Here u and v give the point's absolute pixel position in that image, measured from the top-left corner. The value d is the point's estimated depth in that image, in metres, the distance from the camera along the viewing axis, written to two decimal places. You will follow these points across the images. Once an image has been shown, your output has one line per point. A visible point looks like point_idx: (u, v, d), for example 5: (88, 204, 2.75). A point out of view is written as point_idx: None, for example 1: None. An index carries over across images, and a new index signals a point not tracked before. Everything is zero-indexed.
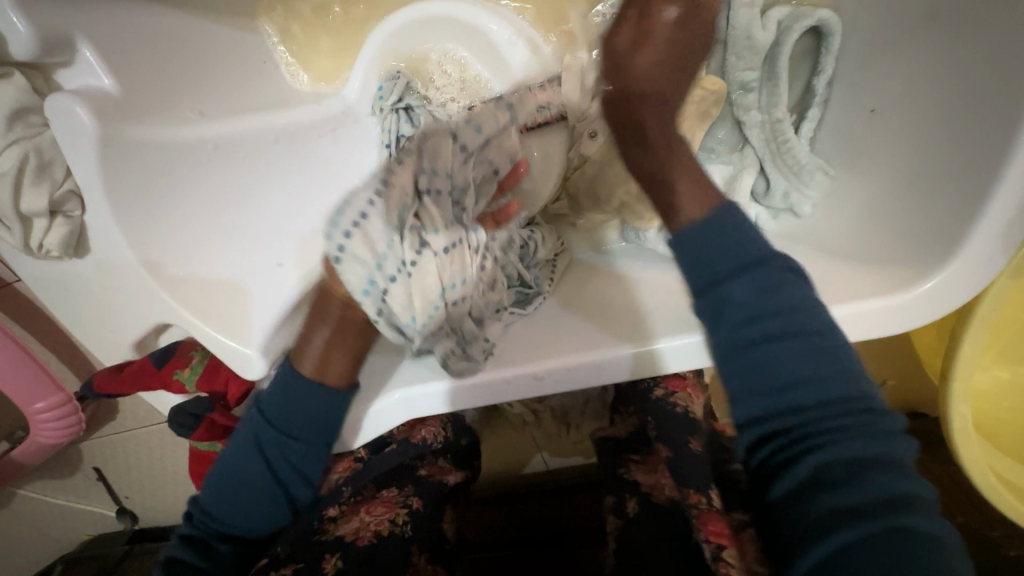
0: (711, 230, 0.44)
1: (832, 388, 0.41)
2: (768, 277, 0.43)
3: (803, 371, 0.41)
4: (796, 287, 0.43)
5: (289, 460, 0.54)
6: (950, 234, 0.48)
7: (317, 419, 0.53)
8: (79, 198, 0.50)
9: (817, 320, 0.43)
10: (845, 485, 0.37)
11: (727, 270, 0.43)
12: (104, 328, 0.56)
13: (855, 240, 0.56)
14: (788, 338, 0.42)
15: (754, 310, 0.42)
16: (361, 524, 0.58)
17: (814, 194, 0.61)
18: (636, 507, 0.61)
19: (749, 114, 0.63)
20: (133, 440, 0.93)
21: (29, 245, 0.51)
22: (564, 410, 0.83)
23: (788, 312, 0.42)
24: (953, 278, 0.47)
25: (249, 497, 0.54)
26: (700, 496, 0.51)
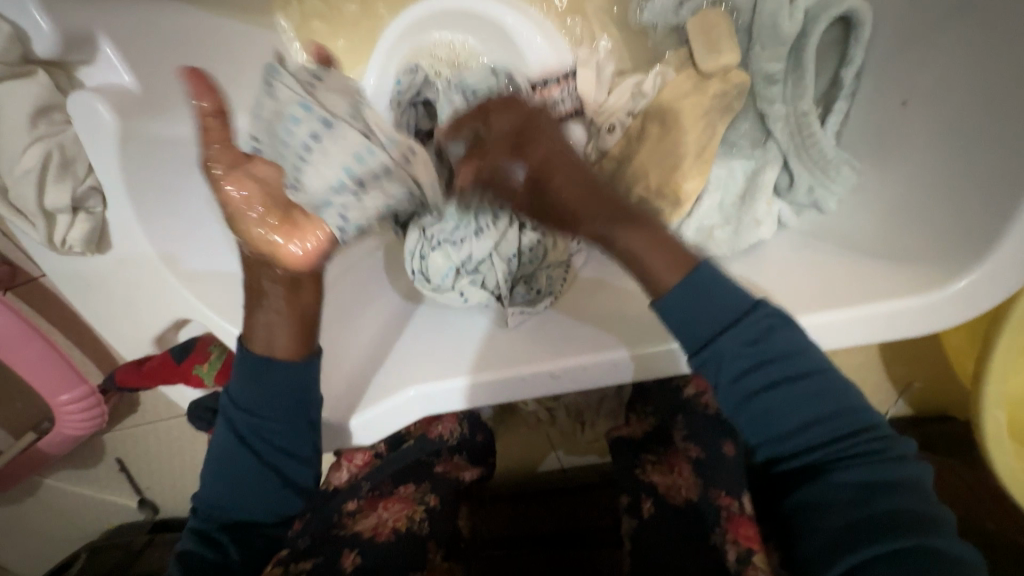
0: (688, 292, 0.46)
1: (834, 419, 0.46)
2: (757, 327, 0.46)
3: (798, 409, 0.46)
4: (785, 332, 0.46)
5: (271, 439, 0.56)
6: (983, 231, 0.46)
7: (285, 395, 0.54)
8: (100, 195, 0.51)
9: (800, 352, 0.46)
10: (858, 504, 0.43)
11: (713, 328, 0.46)
12: (124, 323, 0.57)
13: (883, 238, 0.54)
14: (792, 382, 0.46)
15: (762, 354, 0.46)
16: (378, 521, 0.59)
17: (840, 189, 0.58)
18: (648, 509, 0.60)
19: (773, 107, 0.60)
20: (155, 431, 0.95)
21: (52, 241, 0.51)
22: (579, 409, 0.82)
23: (785, 356, 0.46)
24: (991, 276, 0.45)
25: (250, 485, 0.56)
26: (731, 500, 0.54)
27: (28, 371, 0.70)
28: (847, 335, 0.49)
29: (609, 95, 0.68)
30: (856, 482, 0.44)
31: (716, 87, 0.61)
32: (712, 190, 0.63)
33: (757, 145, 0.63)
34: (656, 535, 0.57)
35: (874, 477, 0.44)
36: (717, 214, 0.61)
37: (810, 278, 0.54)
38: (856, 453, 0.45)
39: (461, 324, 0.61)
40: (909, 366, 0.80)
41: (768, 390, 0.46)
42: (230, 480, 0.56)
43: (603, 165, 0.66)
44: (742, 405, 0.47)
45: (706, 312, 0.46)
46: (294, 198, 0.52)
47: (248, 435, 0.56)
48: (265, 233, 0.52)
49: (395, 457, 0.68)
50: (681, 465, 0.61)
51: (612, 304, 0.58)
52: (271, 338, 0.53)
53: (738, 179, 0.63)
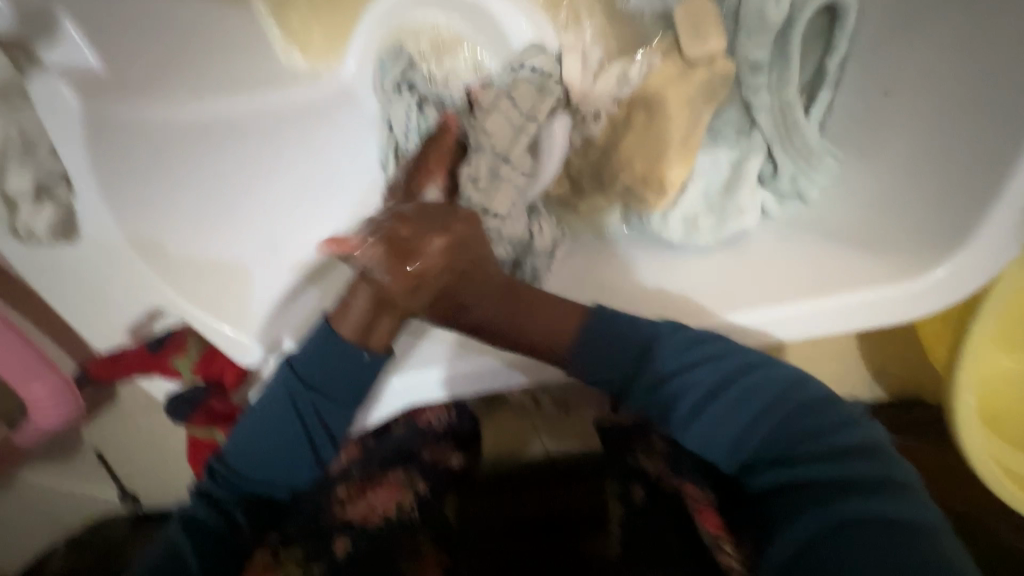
0: (591, 342, 0.51)
1: (784, 403, 0.50)
2: (681, 340, 0.50)
3: (729, 418, 0.50)
4: (710, 344, 0.50)
5: (324, 420, 0.53)
6: (962, 221, 0.47)
7: (348, 381, 0.51)
8: (68, 181, 0.48)
9: (730, 353, 0.49)
10: (826, 481, 0.46)
11: (649, 363, 0.50)
12: (95, 315, 0.54)
13: (864, 227, 0.54)
14: (729, 391, 0.49)
15: (703, 355, 0.49)
16: (367, 507, 0.65)
17: (822, 178, 0.59)
18: (641, 496, 0.65)
19: (759, 96, 0.59)
20: (135, 422, 0.93)
21: (16, 226, 0.49)
22: (564, 395, 0.75)
23: (719, 356, 0.49)
24: (968, 263, 0.46)
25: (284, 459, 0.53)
26: (690, 488, 0.62)
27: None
28: (820, 323, 0.50)
29: (595, 80, 0.67)
30: (812, 467, 0.47)
31: (703, 75, 0.60)
32: (698, 180, 0.62)
33: (743, 134, 0.62)
34: (639, 525, 0.63)
35: (836, 446, 0.48)
36: (702, 203, 0.61)
37: (797, 270, 0.54)
38: (810, 429, 0.49)
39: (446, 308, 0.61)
40: (885, 350, 0.82)
41: (712, 399, 0.50)
42: (264, 452, 0.53)
43: (588, 153, 0.65)
44: (685, 422, 0.50)
45: (611, 347, 0.50)
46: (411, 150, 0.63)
47: (300, 408, 0.52)
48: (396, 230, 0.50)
49: (387, 441, 0.71)
50: (664, 453, 0.65)
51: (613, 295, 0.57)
52: (369, 325, 0.51)
53: (723, 169, 0.62)
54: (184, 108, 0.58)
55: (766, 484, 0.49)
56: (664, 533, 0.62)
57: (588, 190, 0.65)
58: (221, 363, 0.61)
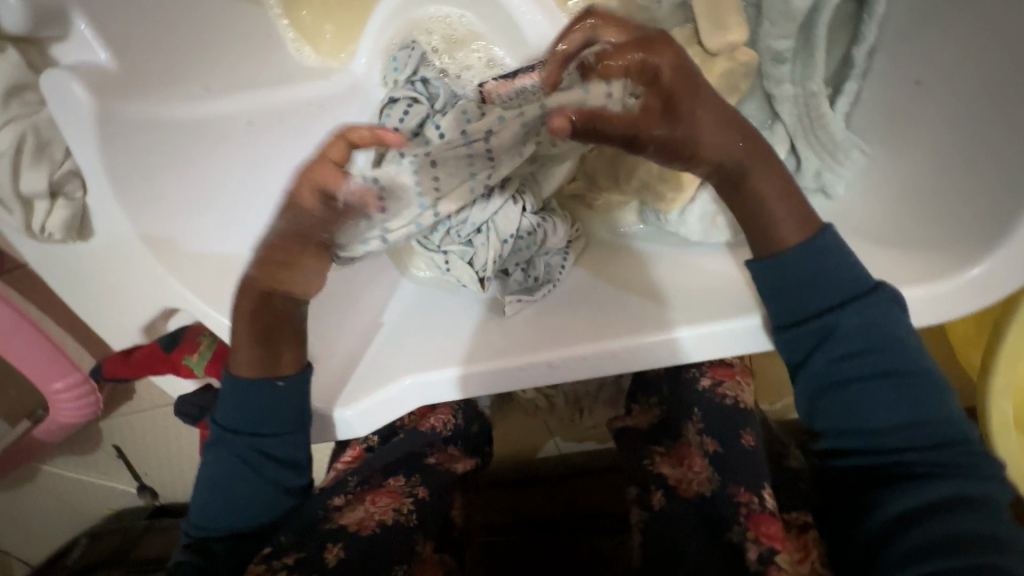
0: (813, 254, 0.49)
1: (925, 422, 0.49)
2: (873, 312, 0.48)
3: (886, 398, 0.49)
4: (902, 323, 0.48)
5: (262, 450, 0.55)
6: (999, 214, 0.44)
7: (266, 406, 0.54)
8: (80, 179, 0.49)
9: (910, 368, 0.49)
10: (940, 507, 0.46)
11: (828, 321, 0.50)
12: (112, 311, 0.55)
13: (892, 223, 0.52)
14: (874, 377, 0.49)
15: (857, 346, 0.49)
16: (365, 514, 0.58)
17: (848, 172, 0.57)
18: (660, 501, 0.60)
19: (781, 87, 0.58)
20: (153, 418, 0.94)
21: (31, 228, 0.49)
22: (578, 396, 0.81)
23: (891, 346, 0.48)
24: (1007, 263, 0.44)
25: (240, 496, 0.55)
26: (751, 496, 0.54)
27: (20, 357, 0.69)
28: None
29: None
30: (925, 501, 0.47)
31: (724, 65, 0.58)
32: None
33: (764, 128, 0.61)
34: (672, 525, 0.57)
35: (950, 490, 0.47)
36: None
37: None
38: (938, 460, 0.48)
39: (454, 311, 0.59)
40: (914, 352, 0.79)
41: (856, 385, 0.50)
42: (216, 490, 0.56)
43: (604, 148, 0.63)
44: (837, 383, 0.50)
45: (803, 298, 0.49)
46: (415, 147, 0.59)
47: (237, 449, 0.56)
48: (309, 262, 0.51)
49: (388, 448, 0.68)
50: (693, 458, 0.60)
51: (633, 288, 0.55)
52: (273, 355, 0.53)
53: None
54: (199, 104, 0.57)
55: (885, 515, 0.48)
56: (683, 530, 0.56)
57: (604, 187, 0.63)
58: (233, 360, 0.60)
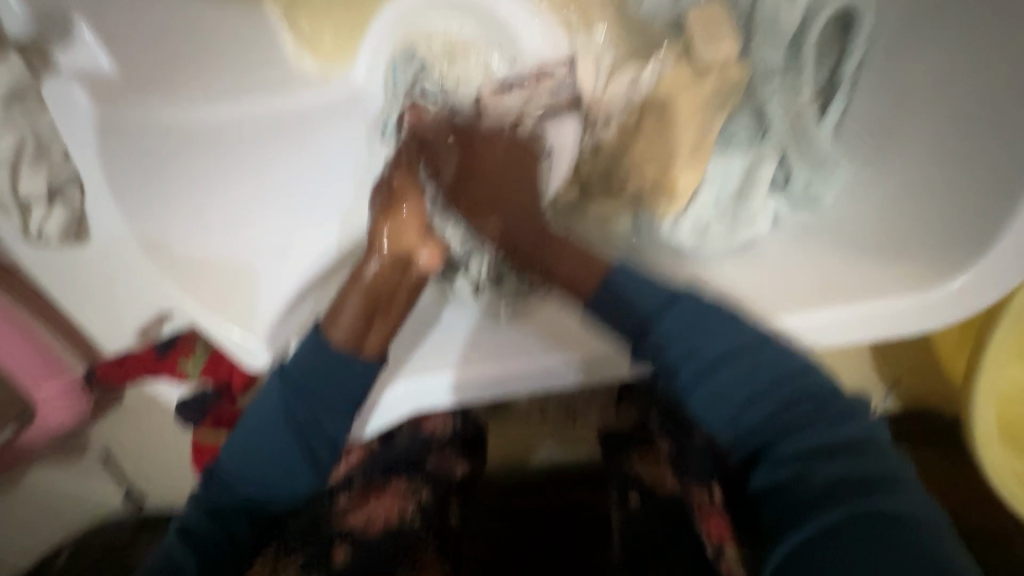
0: (623, 283, 0.50)
1: (790, 397, 0.47)
2: (687, 314, 0.48)
3: (738, 385, 0.47)
4: (716, 313, 0.48)
5: (323, 430, 0.52)
6: (979, 226, 0.46)
7: (342, 385, 0.51)
8: (79, 184, 0.48)
9: (741, 332, 0.47)
10: (815, 463, 0.45)
11: (668, 324, 0.48)
12: (106, 316, 0.54)
13: (876, 234, 0.54)
14: (725, 366, 0.47)
15: (688, 337, 0.47)
16: (370, 515, 0.61)
17: (835, 184, 0.58)
18: (636, 501, 0.62)
19: (772, 101, 0.59)
20: (137, 424, 0.93)
21: (28, 230, 0.48)
22: (570, 402, 0.83)
23: (726, 337, 0.47)
24: (986, 274, 0.46)
25: (284, 471, 0.52)
26: (701, 492, 0.57)
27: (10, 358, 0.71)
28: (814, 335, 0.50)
29: (607, 86, 0.66)
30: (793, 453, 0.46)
31: (716, 80, 0.59)
32: (709, 186, 0.61)
33: (755, 140, 0.61)
34: (647, 526, 0.59)
35: (824, 441, 0.45)
36: (713, 209, 0.60)
37: (816, 279, 0.53)
38: (807, 418, 0.46)
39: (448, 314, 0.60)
40: (895, 362, 0.80)
41: (713, 372, 0.47)
42: (260, 462, 0.52)
43: (598, 158, 0.64)
44: (692, 383, 0.47)
45: (632, 310, 0.49)
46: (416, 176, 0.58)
47: (295, 414, 0.51)
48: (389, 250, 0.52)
49: (387, 449, 0.68)
50: (663, 459, 0.63)
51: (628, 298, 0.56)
52: (362, 331, 0.51)
53: (735, 177, 0.61)
54: (197, 110, 0.58)
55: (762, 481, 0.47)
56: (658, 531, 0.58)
57: (598, 195, 0.64)
58: (228, 365, 0.61)
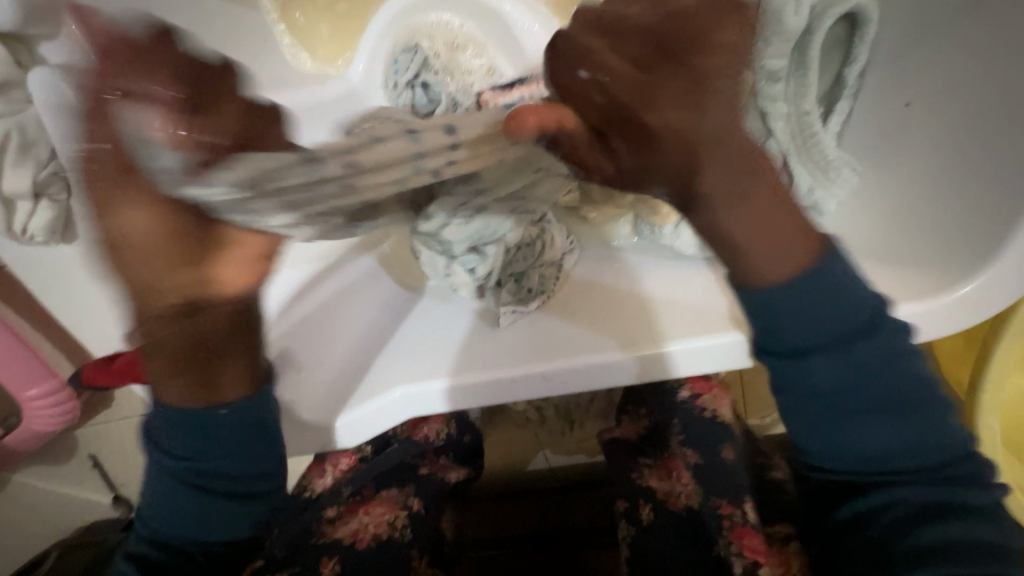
0: (810, 293, 0.42)
1: (936, 452, 0.44)
2: (866, 351, 0.43)
3: (888, 430, 0.44)
4: (889, 344, 0.43)
5: (220, 470, 0.51)
6: (980, 238, 0.45)
7: (231, 425, 0.50)
8: (62, 181, 0.47)
9: (903, 381, 0.44)
10: (958, 537, 0.42)
11: (826, 380, 0.43)
12: (90, 315, 0.53)
13: (881, 239, 0.53)
14: (871, 410, 0.44)
15: (835, 383, 0.43)
16: (357, 527, 0.60)
17: (840, 190, 0.57)
18: (647, 513, 0.62)
19: (776, 105, 0.55)
20: (131, 425, 0.94)
21: (11, 228, 0.47)
22: (567, 408, 0.84)
23: (881, 377, 0.43)
24: (994, 283, 0.45)
25: (199, 509, 0.50)
26: (734, 508, 0.57)
27: None
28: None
29: None
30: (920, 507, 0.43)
31: None
32: None
33: None
34: (653, 540, 0.59)
35: (950, 510, 0.43)
36: None
37: None
38: (937, 476, 0.44)
39: (443, 313, 0.59)
40: None
41: (846, 412, 0.44)
42: (177, 494, 0.51)
43: None
44: (823, 419, 0.44)
45: (810, 324, 0.42)
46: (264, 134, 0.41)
47: (174, 466, 0.51)
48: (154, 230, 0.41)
49: (380, 459, 0.69)
50: (675, 472, 0.65)
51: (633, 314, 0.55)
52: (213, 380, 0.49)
53: None
54: None
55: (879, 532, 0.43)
56: (669, 543, 0.58)
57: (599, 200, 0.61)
58: None
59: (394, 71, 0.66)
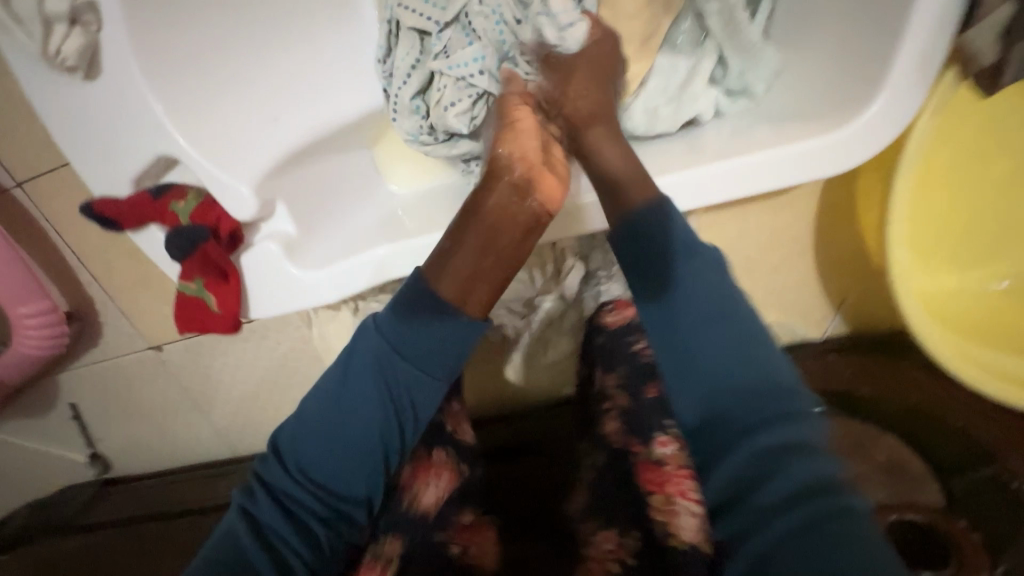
0: (690, 276, 0.57)
1: (770, 396, 0.52)
2: (728, 310, 0.56)
3: (749, 407, 0.51)
4: (762, 346, 0.55)
5: (412, 401, 0.61)
6: (869, 79, 0.55)
7: (435, 347, 0.60)
8: (95, 11, 0.52)
9: (754, 337, 0.55)
10: (770, 478, 0.47)
11: (717, 353, 0.54)
12: (110, 153, 0.59)
13: (801, 102, 0.63)
14: (734, 371, 0.53)
15: (720, 350, 0.54)
16: (423, 496, 0.69)
17: (765, 71, 0.67)
18: (602, 462, 0.75)
19: (708, 5, 0.67)
20: (116, 365, 0.97)
21: (45, 51, 0.53)
22: (549, 322, 0.88)
23: (749, 362, 0.53)
24: (886, 112, 0.55)
25: (355, 460, 0.61)
26: (639, 446, 0.71)
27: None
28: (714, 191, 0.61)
29: None
30: (764, 445, 0.49)
31: None
32: (656, 79, 0.69)
33: (697, 43, 0.70)
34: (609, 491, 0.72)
35: (791, 467, 0.48)
36: (661, 97, 0.69)
37: (745, 145, 0.62)
38: (772, 441, 0.49)
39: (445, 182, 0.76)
40: (842, 280, 0.88)
41: (722, 384, 0.53)
42: (336, 446, 0.61)
43: None
44: (687, 384, 0.55)
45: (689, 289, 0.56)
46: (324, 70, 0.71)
47: (396, 398, 0.61)
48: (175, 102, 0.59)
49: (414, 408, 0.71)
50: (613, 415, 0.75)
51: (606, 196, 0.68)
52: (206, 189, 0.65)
53: (681, 72, 0.69)
54: None
55: (719, 482, 0.50)
56: (617, 496, 0.71)
57: None
58: (218, 213, 0.64)
59: None
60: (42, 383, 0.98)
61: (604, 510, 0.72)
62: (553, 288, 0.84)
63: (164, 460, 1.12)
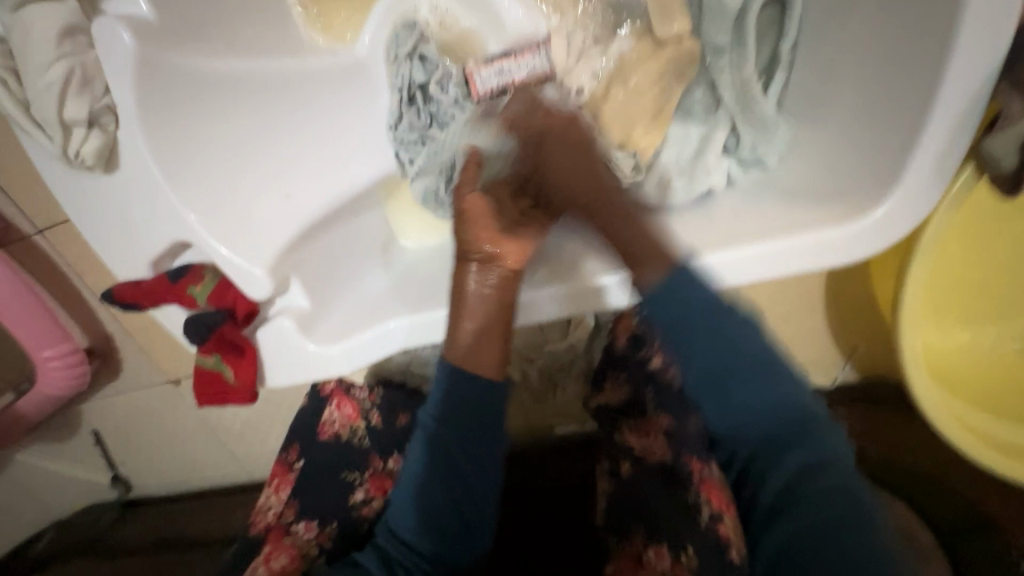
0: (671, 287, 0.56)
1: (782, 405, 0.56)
2: (732, 339, 0.56)
3: (765, 408, 0.56)
4: (759, 351, 0.56)
5: (464, 443, 0.63)
6: (890, 172, 0.54)
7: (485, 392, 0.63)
8: (114, 114, 0.57)
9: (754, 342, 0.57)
10: (801, 474, 0.55)
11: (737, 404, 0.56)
12: (127, 240, 0.61)
13: (814, 181, 0.62)
14: (753, 388, 0.56)
15: (718, 338, 0.56)
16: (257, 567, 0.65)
17: (779, 145, 0.65)
18: (628, 470, 0.69)
19: (722, 75, 0.65)
20: (134, 398, 0.97)
21: (66, 153, 0.56)
22: (551, 370, 0.87)
23: (758, 367, 0.56)
24: (900, 205, 0.53)
25: (434, 502, 0.62)
26: (703, 465, 0.62)
27: (15, 325, 0.77)
28: (742, 271, 0.58)
29: (579, 59, 0.73)
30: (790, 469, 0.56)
31: (670, 53, 0.66)
32: (668, 148, 0.70)
33: (711, 112, 0.68)
34: (635, 491, 0.66)
35: (812, 479, 0.54)
36: (674, 166, 0.69)
37: (754, 226, 0.60)
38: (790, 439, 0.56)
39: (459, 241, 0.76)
40: (855, 333, 0.86)
41: (743, 406, 0.56)
42: (415, 495, 0.63)
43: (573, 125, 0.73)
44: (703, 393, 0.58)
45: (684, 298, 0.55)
46: (350, 147, 0.74)
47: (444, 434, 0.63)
48: (212, 192, 0.61)
49: (322, 450, 0.78)
50: (653, 431, 0.69)
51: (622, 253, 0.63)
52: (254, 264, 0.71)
53: (694, 141, 0.69)
54: (223, 61, 0.65)
55: (767, 498, 0.56)
56: (656, 499, 0.63)
57: None
58: (235, 293, 0.65)
59: (400, 41, 0.71)
60: (62, 418, 0.98)
61: (632, 518, 0.63)
62: (565, 335, 0.81)
63: (181, 481, 1.11)
